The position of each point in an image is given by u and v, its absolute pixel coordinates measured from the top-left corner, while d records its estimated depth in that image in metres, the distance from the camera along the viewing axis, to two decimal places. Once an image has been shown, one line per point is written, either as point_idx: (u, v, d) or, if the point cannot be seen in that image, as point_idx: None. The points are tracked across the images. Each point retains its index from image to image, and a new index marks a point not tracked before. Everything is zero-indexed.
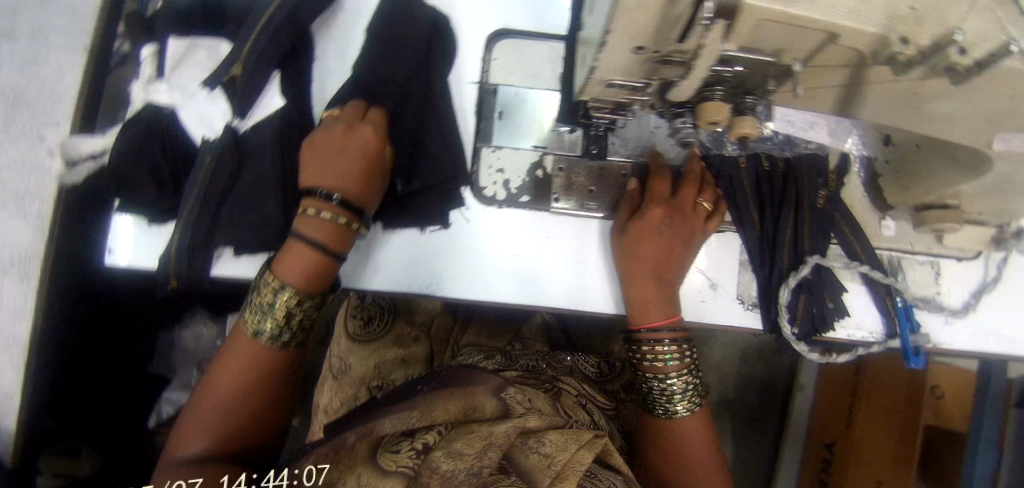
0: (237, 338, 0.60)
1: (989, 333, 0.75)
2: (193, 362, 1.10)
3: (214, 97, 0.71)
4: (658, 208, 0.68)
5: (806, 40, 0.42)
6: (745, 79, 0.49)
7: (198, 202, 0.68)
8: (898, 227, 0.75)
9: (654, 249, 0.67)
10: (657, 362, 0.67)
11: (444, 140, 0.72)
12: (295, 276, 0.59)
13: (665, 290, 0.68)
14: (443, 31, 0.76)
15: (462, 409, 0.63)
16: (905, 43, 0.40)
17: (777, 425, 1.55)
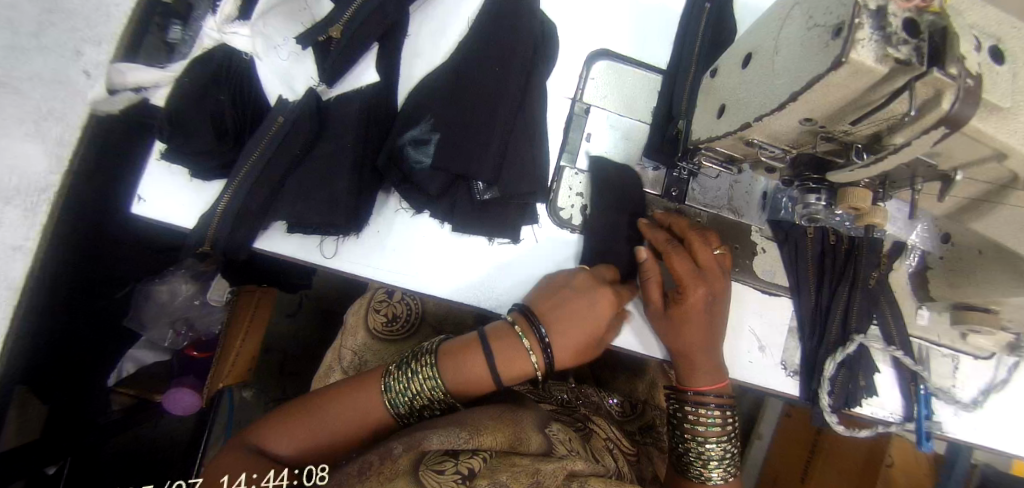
0: (369, 387, 0.62)
1: (991, 429, 0.80)
2: (165, 321, 0.97)
3: (303, 55, 0.66)
4: (698, 288, 0.66)
5: (969, 153, 0.47)
6: (893, 174, 0.53)
7: (259, 166, 0.61)
8: (931, 317, 0.80)
9: (698, 331, 0.66)
10: (698, 424, 0.68)
11: (531, 152, 0.70)
12: (456, 378, 0.62)
13: (713, 356, 0.68)
14: (549, 39, 0.73)
15: (508, 440, 0.59)
16: None
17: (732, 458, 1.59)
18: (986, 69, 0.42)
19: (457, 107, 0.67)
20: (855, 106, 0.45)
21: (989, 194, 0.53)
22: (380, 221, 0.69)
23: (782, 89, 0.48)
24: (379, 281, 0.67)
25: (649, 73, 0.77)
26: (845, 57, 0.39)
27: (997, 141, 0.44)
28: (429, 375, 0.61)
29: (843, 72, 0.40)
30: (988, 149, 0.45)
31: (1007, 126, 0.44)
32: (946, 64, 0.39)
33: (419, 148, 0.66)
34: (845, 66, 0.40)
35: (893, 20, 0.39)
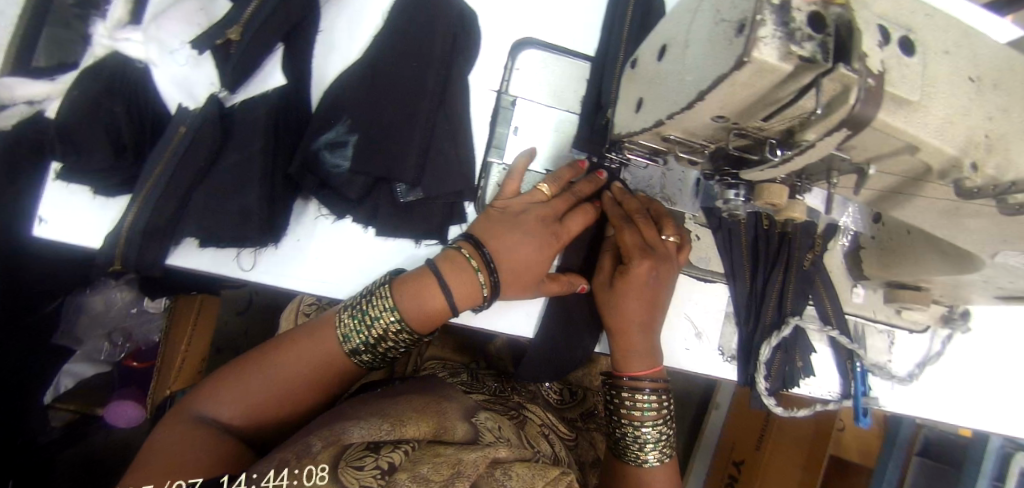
0: (317, 336, 0.63)
1: (927, 400, 0.82)
2: (99, 331, 0.99)
3: (201, 60, 0.61)
4: (645, 262, 0.65)
5: (882, 147, 0.45)
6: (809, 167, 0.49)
7: (162, 182, 0.58)
8: (867, 295, 0.81)
9: (642, 303, 0.66)
10: (635, 410, 0.67)
11: (457, 151, 0.68)
12: (412, 306, 0.61)
13: (649, 340, 0.68)
14: (470, 31, 0.70)
15: (432, 429, 0.62)
16: (975, 169, 0.44)
17: (687, 434, 1.64)
18: (896, 61, 0.41)
19: (376, 108, 0.64)
20: (762, 104, 0.43)
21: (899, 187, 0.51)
22: (299, 229, 0.66)
23: (690, 86, 0.45)
24: (304, 291, 0.66)
25: (576, 61, 0.75)
26: (746, 57, 0.38)
27: (909, 136, 0.42)
28: (382, 310, 0.60)
29: (747, 72, 0.39)
30: (900, 144, 0.43)
31: (919, 119, 0.42)
32: (851, 60, 0.39)
33: (335, 152, 0.64)
34: (748, 66, 0.38)
35: (796, 16, 0.38)
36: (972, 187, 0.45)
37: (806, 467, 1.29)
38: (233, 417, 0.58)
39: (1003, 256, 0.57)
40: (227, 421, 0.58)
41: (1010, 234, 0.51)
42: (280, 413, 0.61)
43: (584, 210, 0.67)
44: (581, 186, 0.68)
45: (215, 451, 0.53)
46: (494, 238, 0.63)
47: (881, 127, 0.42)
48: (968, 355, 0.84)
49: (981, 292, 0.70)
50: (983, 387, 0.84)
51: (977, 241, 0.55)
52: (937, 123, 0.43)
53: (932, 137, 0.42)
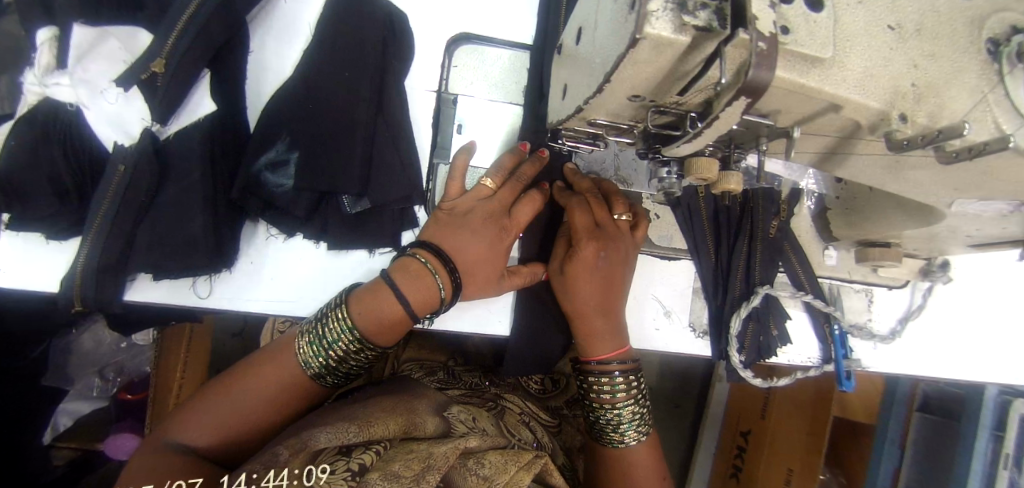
0: (283, 353, 0.64)
1: (910, 356, 0.81)
2: (91, 368, 1.09)
3: (130, 96, 0.61)
4: (590, 246, 0.64)
5: (805, 108, 0.41)
6: (736, 135, 0.47)
7: (106, 222, 0.59)
8: (839, 257, 0.79)
9: (595, 287, 0.64)
10: (605, 393, 0.65)
11: (401, 158, 0.67)
12: (369, 323, 0.60)
13: (611, 321, 0.66)
14: (401, 34, 0.69)
15: (403, 426, 0.65)
16: (904, 121, 0.40)
17: (696, 408, 1.66)
18: (802, 16, 0.37)
19: (309, 123, 0.64)
20: (672, 80, 0.40)
21: (834, 147, 0.47)
22: (251, 251, 0.67)
23: (599, 69, 0.43)
24: (262, 312, 0.67)
25: (514, 51, 0.75)
26: (641, 34, 0.35)
27: (830, 95, 0.38)
28: (340, 333, 0.60)
29: (645, 49, 0.36)
30: (822, 102, 0.39)
31: (834, 74, 0.38)
32: (752, 20, 0.35)
33: (277, 172, 0.64)
34: (643, 43, 0.35)
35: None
36: (901, 139, 0.41)
37: (811, 433, 1.24)
38: (206, 440, 0.58)
39: (959, 205, 0.53)
40: (200, 443, 0.58)
41: (960, 183, 0.48)
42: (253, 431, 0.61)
43: (532, 198, 0.66)
44: (525, 169, 0.66)
45: (191, 472, 0.53)
46: (446, 239, 0.63)
47: (785, 86, 0.38)
48: (951, 308, 0.82)
49: (951, 242, 0.68)
50: (970, 337, 0.82)
51: (928, 195, 0.52)
52: (859, 76, 0.39)
53: (851, 94, 0.38)
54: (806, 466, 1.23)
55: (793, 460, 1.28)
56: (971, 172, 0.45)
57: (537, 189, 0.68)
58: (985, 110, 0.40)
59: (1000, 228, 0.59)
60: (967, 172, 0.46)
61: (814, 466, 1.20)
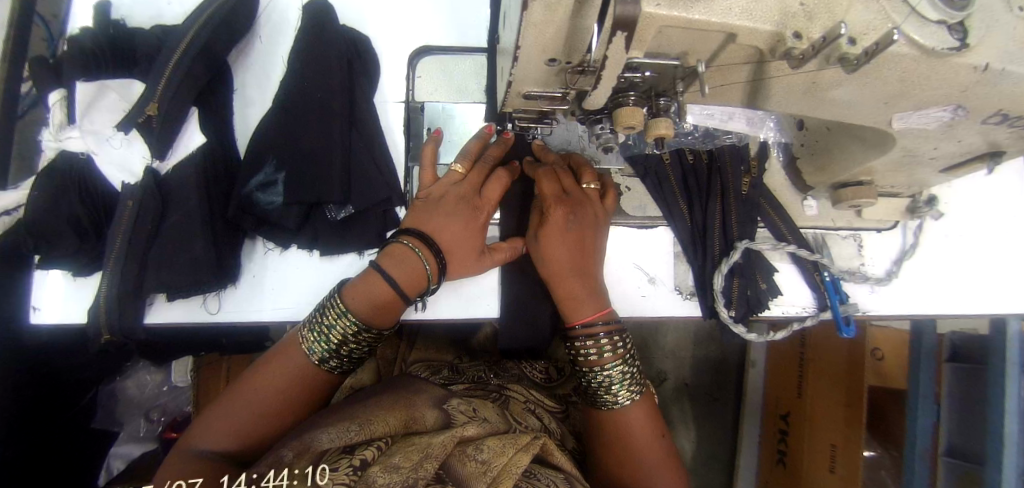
0: (290, 351, 0.68)
1: (913, 295, 0.79)
2: (137, 411, 1.17)
3: (131, 139, 0.71)
4: (559, 209, 0.67)
5: (709, 41, 0.47)
6: (656, 82, 0.54)
7: (122, 251, 0.67)
8: (819, 206, 0.79)
9: (567, 249, 0.67)
10: (592, 355, 0.66)
11: (375, 163, 0.72)
12: (363, 307, 0.65)
13: (589, 283, 0.68)
14: (364, 55, 0.76)
15: (404, 422, 0.67)
16: (797, 38, 0.44)
17: (735, 403, 1.49)
18: None
19: (292, 142, 0.69)
20: (577, 34, 0.47)
21: (754, 74, 0.52)
22: (253, 266, 0.73)
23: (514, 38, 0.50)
24: (266, 321, 0.72)
25: (471, 55, 0.80)
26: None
27: (724, 23, 0.43)
28: (336, 316, 0.65)
29: (537, 9, 0.44)
30: (719, 33, 0.45)
31: (724, 5, 0.43)
32: None
33: (268, 191, 0.70)
34: (533, 3, 0.43)
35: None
36: (799, 55, 0.45)
37: (846, 404, 1.13)
38: (227, 441, 0.61)
39: (899, 119, 0.57)
40: (221, 446, 0.60)
41: (888, 94, 0.52)
42: (270, 427, 0.64)
43: (503, 175, 0.70)
44: (491, 152, 0.71)
45: (216, 468, 0.56)
46: (424, 224, 0.68)
47: (672, 24, 0.43)
48: (946, 241, 0.80)
49: (920, 168, 0.68)
50: (970, 268, 0.80)
51: (861, 110, 0.56)
52: (749, 4, 0.43)
53: (745, 22, 0.43)
54: (847, 437, 1.13)
55: (837, 432, 1.16)
56: (891, 78, 0.49)
57: (506, 168, 0.72)
58: (880, 17, 0.44)
59: (954, 140, 0.62)
60: (885, 79, 0.49)
61: (856, 438, 1.10)
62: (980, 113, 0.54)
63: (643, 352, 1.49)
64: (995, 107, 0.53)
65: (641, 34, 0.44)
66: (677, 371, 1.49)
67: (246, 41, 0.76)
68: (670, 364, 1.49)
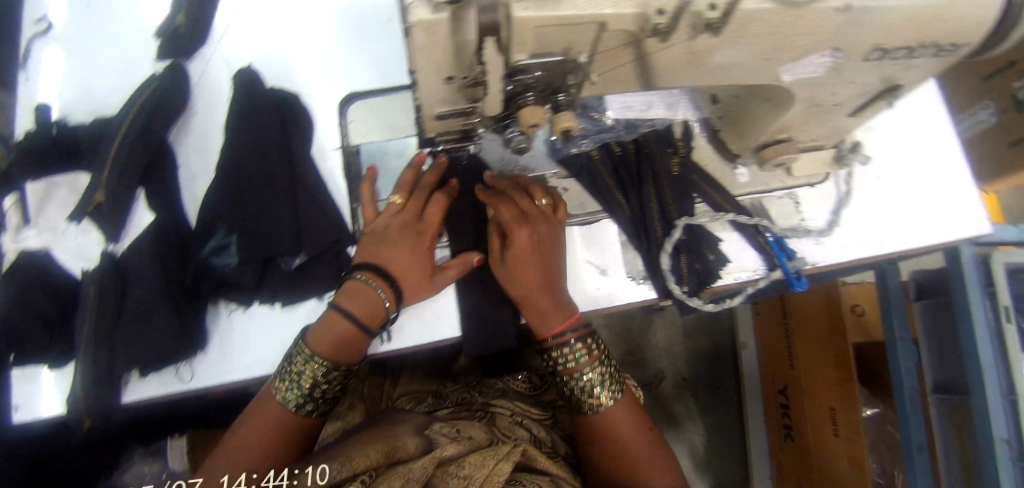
0: (265, 405, 0.68)
1: (858, 239, 0.81)
2: None
3: (85, 228, 0.74)
4: (522, 230, 0.69)
5: (586, 33, 0.52)
6: (547, 80, 0.58)
7: (90, 336, 0.69)
8: (750, 172, 0.83)
9: (534, 266, 0.69)
10: (569, 363, 0.69)
11: (319, 206, 0.75)
12: (329, 348, 0.66)
13: (557, 296, 0.70)
14: (294, 109, 0.80)
15: (384, 452, 0.69)
16: (659, 14, 0.49)
17: (736, 388, 1.49)
18: None
19: (239, 203, 0.72)
20: (462, 49, 0.51)
21: (638, 55, 0.56)
22: (219, 329, 0.74)
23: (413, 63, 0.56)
24: (238, 380, 0.73)
25: (396, 93, 0.84)
26: (409, 22, 0.47)
27: (595, 12, 0.48)
28: (304, 362, 0.66)
29: (420, 31, 0.48)
30: (591, 23, 0.50)
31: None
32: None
33: (222, 254, 0.72)
34: (415, 28, 0.48)
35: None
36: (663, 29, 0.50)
37: (836, 366, 1.12)
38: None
39: (785, 71, 0.61)
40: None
41: (765, 51, 0.56)
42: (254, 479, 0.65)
43: (444, 194, 0.74)
44: (426, 179, 0.74)
45: None
46: (374, 257, 0.70)
47: (546, 23, 0.48)
48: (878, 183, 0.84)
49: (830, 117, 0.72)
50: (907, 205, 0.83)
51: (747, 69, 0.60)
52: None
53: (612, 9, 0.48)
54: (842, 397, 1.11)
55: (832, 397, 1.14)
56: (764, 33, 0.53)
57: (444, 190, 0.75)
58: None
59: (849, 84, 0.65)
60: (757, 35, 0.54)
61: (851, 396, 1.09)
62: (859, 51, 0.58)
63: (636, 357, 1.49)
64: (869, 43, 0.56)
65: (520, 37, 0.50)
66: (673, 368, 1.50)
67: (183, 116, 0.80)
68: (665, 363, 1.50)
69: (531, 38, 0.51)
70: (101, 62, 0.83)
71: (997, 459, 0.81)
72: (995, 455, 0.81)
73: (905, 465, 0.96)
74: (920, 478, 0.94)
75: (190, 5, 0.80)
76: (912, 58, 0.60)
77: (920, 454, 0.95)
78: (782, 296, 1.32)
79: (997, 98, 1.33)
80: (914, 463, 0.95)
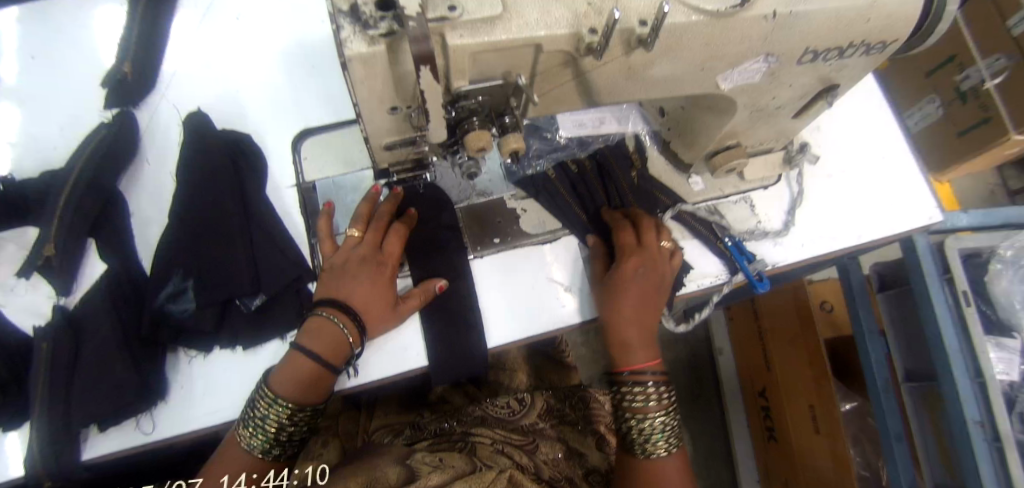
0: (229, 450, 0.66)
1: (814, 237, 0.83)
2: None
3: (34, 283, 0.74)
4: (632, 261, 0.71)
5: (524, 56, 0.53)
6: (490, 103, 0.59)
7: (43, 394, 0.66)
8: (703, 181, 0.85)
9: (632, 297, 0.71)
10: (638, 402, 0.69)
11: (277, 244, 0.75)
12: (291, 389, 0.64)
13: (644, 334, 0.71)
14: (248, 150, 0.81)
15: (363, 481, 0.65)
16: (591, 33, 0.50)
17: (717, 397, 1.51)
18: None
19: (193, 247, 0.71)
20: (402, 80, 0.51)
21: (578, 74, 0.58)
22: (179, 377, 0.73)
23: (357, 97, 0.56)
24: (204, 428, 0.71)
25: (347, 127, 0.85)
26: (346, 57, 0.47)
27: (529, 35, 0.49)
28: (266, 406, 0.64)
29: (358, 65, 0.48)
30: (528, 46, 0.51)
31: (519, 23, 0.49)
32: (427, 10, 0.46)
33: (179, 300, 0.70)
34: (352, 62, 0.48)
35: (365, 7, 0.46)
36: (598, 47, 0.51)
37: (811, 364, 1.14)
38: None
39: (724, 80, 0.61)
40: None
41: (700, 62, 0.57)
42: None
43: (403, 224, 0.75)
44: (383, 209, 0.74)
45: None
46: (334, 292, 0.69)
47: (481, 48, 0.49)
48: (828, 182, 0.86)
49: (774, 121, 0.74)
50: (858, 201, 0.85)
51: (687, 81, 0.60)
52: (542, 17, 0.49)
53: (544, 31, 0.49)
54: (819, 393, 1.12)
55: (808, 394, 1.16)
56: (697, 45, 0.55)
57: (402, 220, 0.76)
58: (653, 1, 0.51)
59: (788, 87, 0.66)
60: (690, 47, 0.55)
61: (827, 393, 1.10)
62: (792, 55, 0.59)
63: None
64: (800, 47, 0.58)
65: (458, 65, 0.51)
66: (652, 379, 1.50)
67: (135, 165, 0.81)
68: None
69: (469, 64, 0.51)
70: (48, 115, 0.84)
71: (972, 443, 0.79)
72: (969, 439, 0.79)
73: (886, 456, 0.96)
74: (901, 467, 0.93)
75: (136, 56, 0.84)
76: (844, 58, 0.62)
77: (899, 443, 0.93)
78: (752, 299, 1.34)
79: (941, 92, 1.38)
80: (894, 452, 0.93)
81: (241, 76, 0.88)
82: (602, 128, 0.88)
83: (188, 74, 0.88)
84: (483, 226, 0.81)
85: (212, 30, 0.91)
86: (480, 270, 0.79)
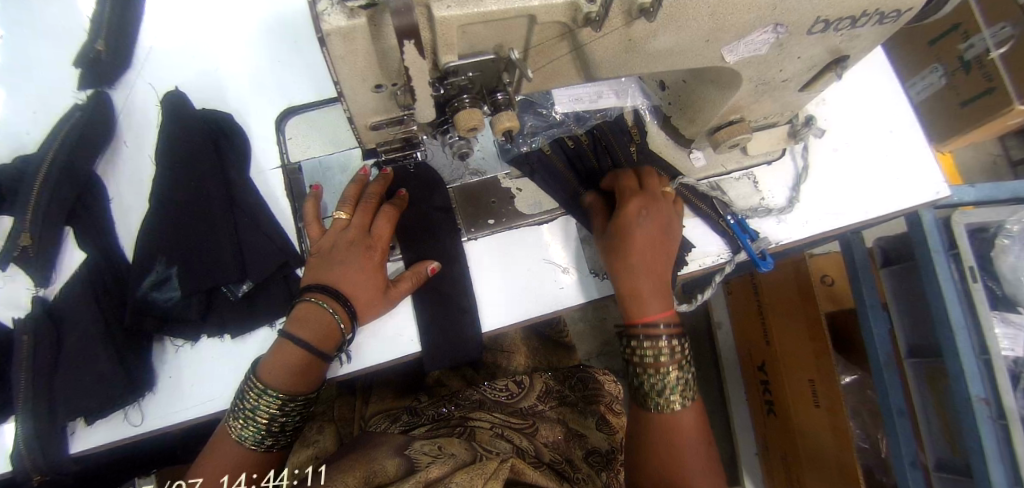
0: (219, 444, 0.64)
1: (818, 214, 0.80)
2: None
3: (11, 273, 0.73)
4: (635, 200, 0.69)
5: (517, 27, 0.49)
6: (481, 80, 0.56)
7: (25, 388, 0.65)
8: (705, 156, 0.83)
9: (640, 239, 0.67)
10: (652, 357, 0.65)
11: (262, 229, 0.72)
12: (282, 379, 0.63)
13: (656, 283, 0.68)
14: (228, 130, 0.77)
15: (361, 477, 0.63)
16: (589, 3, 0.47)
17: (715, 374, 1.51)
18: None
19: (178, 233, 0.67)
20: (386, 56, 0.48)
21: (573, 46, 0.54)
22: (166, 368, 0.71)
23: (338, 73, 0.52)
24: (195, 418, 0.70)
25: (331, 105, 0.82)
26: (324, 32, 0.43)
27: (523, 6, 0.45)
28: (256, 397, 0.62)
29: (337, 41, 0.44)
30: (521, 16, 0.47)
31: None
32: None
33: (163, 288, 0.68)
34: (330, 37, 0.44)
35: None
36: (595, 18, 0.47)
37: (812, 338, 1.13)
38: None
39: (729, 52, 0.58)
40: None
41: (706, 32, 0.53)
42: None
43: (393, 205, 0.72)
44: (372, 190, 0.71)
45: None
46: (324, 276, 0.67)
47: (470, 21, 0.45)
48: (833, 155, 0.83)
49: (780, 94, 0.70)
50: (863, 175, 0.82)
51: (691, 53, 0.57)
52: None
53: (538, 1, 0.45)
54: (817, 369, 1.12)
55: (809, 370, 1.15)
56: (703, 15, 0.51)
57: (392, 202, 0.73)
58: None
59: (796, 58, 0.62)
60: (696, 16, 0.51)
61: (827, 366, 1.10)
62: (804, 24, 0.55)
63: (612, 347, 1.49)
64: (813, 15, 0.54)
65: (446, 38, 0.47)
66: None
67: (110, 149, 0.77)
68: None
69: (458, 37, 0.48)
70: (15, 97, 0.80)
71: (976, 418, 0.79)
72: (973, 415, 0.79)
73: (886, 432, 0.96)
74: (902, 442, 0.92)
75: (109, 30, 0.79)
76: (857, 27, 0.58)
77: (901, 420, 0.92)
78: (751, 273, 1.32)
79: (947, 60, 1.34)
80: (896, 427, 0.93)
81: (217, 51, 0.83)
82: (600, 105, 0.84)
83: (163, 51, 0.83)
84: (477, 206, 0.79)
85: (185, 2, 0.85)
86: (475, 252, 0.77)
